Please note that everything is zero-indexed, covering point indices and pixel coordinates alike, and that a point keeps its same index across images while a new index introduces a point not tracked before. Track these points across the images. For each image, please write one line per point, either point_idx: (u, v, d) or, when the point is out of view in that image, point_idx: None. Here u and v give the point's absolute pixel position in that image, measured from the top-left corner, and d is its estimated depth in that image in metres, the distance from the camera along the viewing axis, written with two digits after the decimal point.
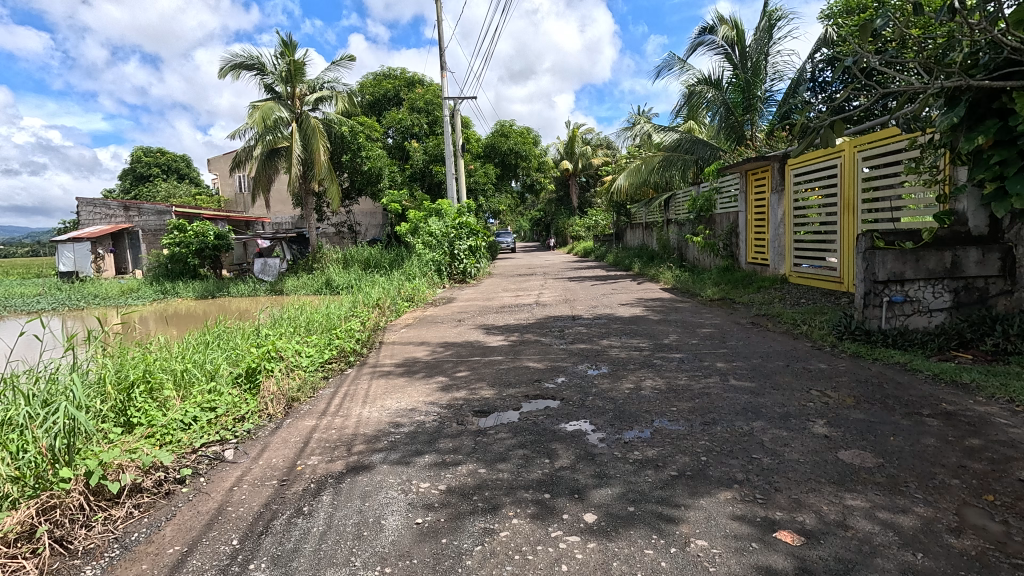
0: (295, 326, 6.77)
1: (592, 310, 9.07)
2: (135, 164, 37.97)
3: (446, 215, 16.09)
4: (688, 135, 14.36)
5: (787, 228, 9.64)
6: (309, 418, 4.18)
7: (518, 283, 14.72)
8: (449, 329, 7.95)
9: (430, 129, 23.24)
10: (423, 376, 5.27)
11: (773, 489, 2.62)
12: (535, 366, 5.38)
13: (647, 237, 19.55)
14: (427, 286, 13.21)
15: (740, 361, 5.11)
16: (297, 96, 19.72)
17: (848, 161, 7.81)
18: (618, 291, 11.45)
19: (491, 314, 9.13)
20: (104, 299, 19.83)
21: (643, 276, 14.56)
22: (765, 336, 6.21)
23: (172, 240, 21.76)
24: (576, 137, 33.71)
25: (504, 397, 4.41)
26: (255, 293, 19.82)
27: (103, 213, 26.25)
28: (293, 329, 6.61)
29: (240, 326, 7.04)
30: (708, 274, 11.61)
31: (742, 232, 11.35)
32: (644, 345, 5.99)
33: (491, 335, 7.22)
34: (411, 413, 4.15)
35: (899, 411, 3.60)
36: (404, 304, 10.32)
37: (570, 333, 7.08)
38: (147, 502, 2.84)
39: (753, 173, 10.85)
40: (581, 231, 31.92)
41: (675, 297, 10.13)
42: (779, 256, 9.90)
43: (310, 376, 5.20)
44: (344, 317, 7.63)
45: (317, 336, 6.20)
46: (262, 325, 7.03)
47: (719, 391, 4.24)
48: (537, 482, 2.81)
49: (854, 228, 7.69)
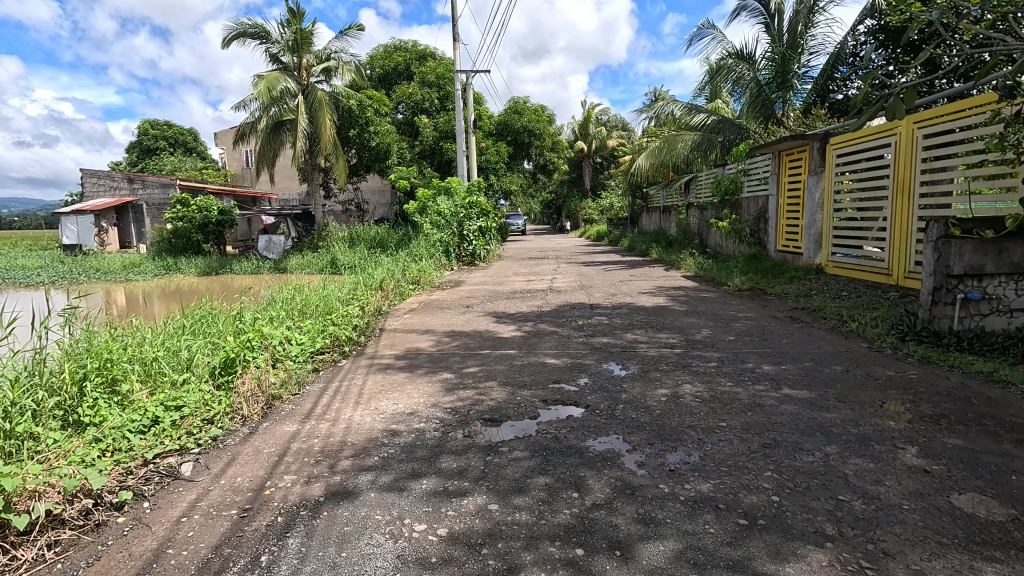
0: (285, 312, 6.13)
1: (611, 299, 8.39)
2: (142, 136, 37.55)
3: (455, 193, 15.42)
4: (715, 115, 13.57)
5: (826, 213, 8.84)
6: (290, 423, 3.54)
7: (530, 267, 14.02)
8: (456, 315, 7.33)
9: (442, 105, 22.49)
10: (425, 371, 4.63)
11: (882, 554, 1.97)
12: (553, 363, 4.72)
13: (666, 221, 18.77)
14: (434, 267, 12.63)
15: (789, 364, 4.45)
16: (304, 67, 19.13)
17: (904, 140, 7.02)
18: (636, 278, 10.74)
19: (501, 301, 8.47)
20: (105, 273, 19.42)
21: (662, 261, 13.83)
22: (811, 334, 5.52)
23: (176, 214, 21.29)
24: (591, 117, 32.72)
25: (518, 401, 3.77)
26: (258, 271, 19.34)
27: (107, 185, 25.83)
28: (284, 315, 5.99)
29: (228, 307, 6.48)
30: (733, 262, 10.85)
31: (772, 218, 10.54)
32: (676, 342, 5.34)
33: (502, 324, 6.55)
34: (410, 418, 3.53)
35: (1006, 438, 2.92)
36: (409, 287, 9.72)
37: (592, 323, 6.41)
38: (68, 539, 2.23)
39: (787, 153, 10.04)
40: (594, 215, 31.12)
41: (700, 286, 9.39)
42: (815, 245, 9.08)
43: (297, 370, 4.55)
44: (343, 300, 7.04)
45: (309, 321, 5.58)
46: (255, 308, 6.43)
47: (774, 403, 3.59)
48: (566, 530, 2.19)
49: (908, 214, 6.89)
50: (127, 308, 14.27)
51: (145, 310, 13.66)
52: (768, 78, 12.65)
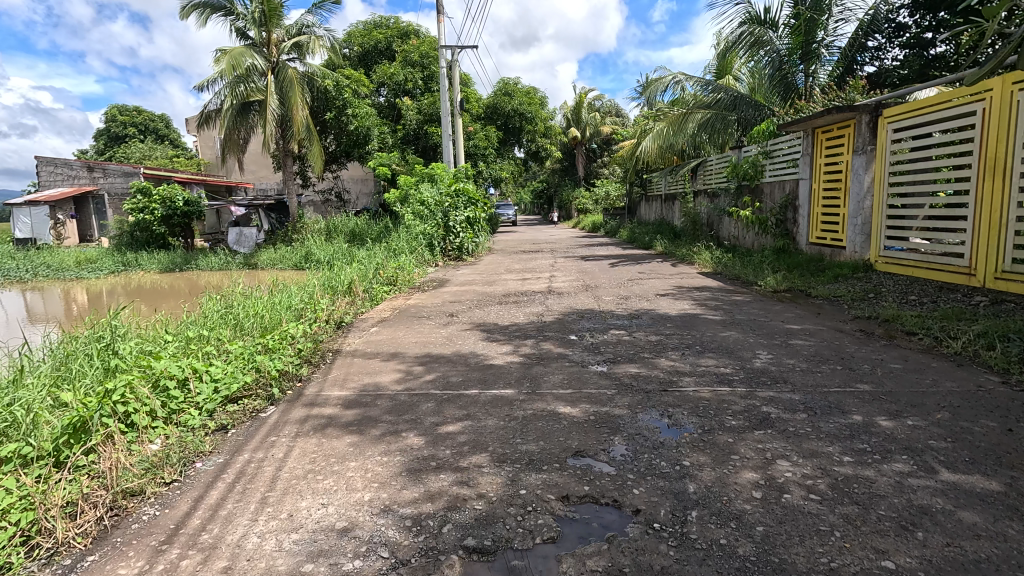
0: (203, 342, 4.58)
1: (624, 304, 6.96)
2: (110, 124, 35.42)
3: (440, 180, 13.89)
4: (731, 90, 12.06)
5: (877, 200, 7.46)
6: (134, 560, 2.06)
7: (524, 262, 12.60)
8: (436, 329, 5.86)
9: (426, 86, 20.84)
10: (384, 431, 3.17)
11: None
12: (569, 414, 3.29)
13: (669, 211, 17.33)
14: (415, 264, 11.12)
15: (914, 417, 3.05)
16: (273, 43, 17.50)
17: (995, 106, 5.68)
18: (646, 276, 9.32)
19: (493, 307, 7.00)
20: (56, 270, 17.69)
21: (671, 255, 12.44)
22: (908, 360, 4.12)
23: (135, 205, 19.51)
24: (584, 102, 31.18)
25: (521, 501, 2.33)
26: (226, 267, 17.73)
27: (64, 174, 23.88)
28: (199, 346, 4.43)
29: (133, 329, 4.94)
30: (758, 256, 9.47)
31: (804, 206, 9.15)
32: (733, 374, 3.92)
33: (494, 343, 5.09)
34: (341, 547, 2.08)
35: None
36: (382, 289, 8.21)
37: (610, 342, 4.99)
38: None
39: (823, 130, 8.63)
40: (589, 205, 29.77)
41: (725, 286, 7.98)
42: (864, 238, 7.68)
43: (189, 438, 3.04)
44: (289, 317, 5.51)
45: (228, 352, 4.04)
46: (168, 333, 4.87)
47: (943, 504, 2.19)
48: None
49: (1002, 200, 5.56)
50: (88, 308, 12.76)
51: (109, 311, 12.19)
52: (788, 50, 11.27)
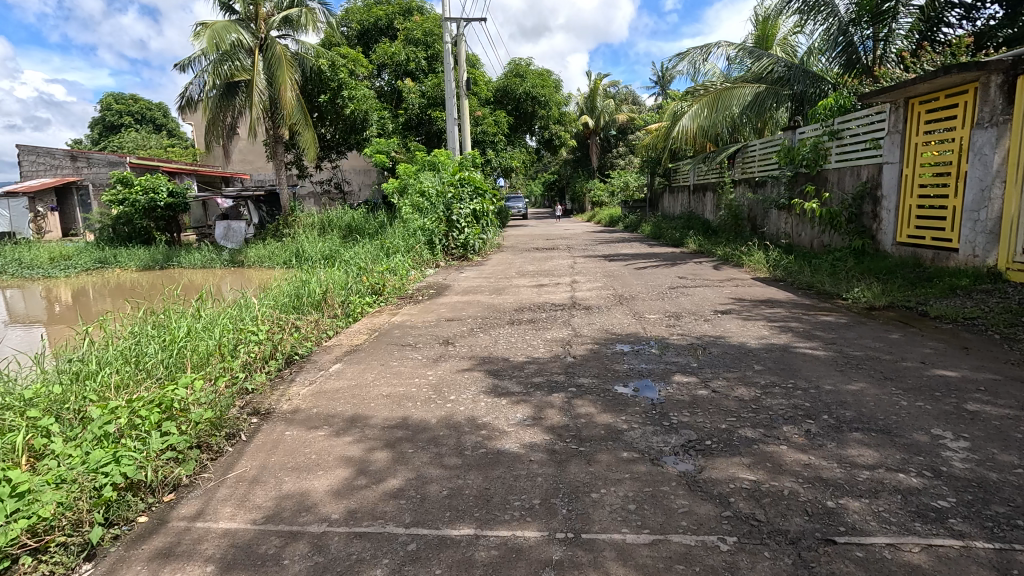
0: (47, 415, 2.90)
1: (679, 326, 5.20)
2: (105, 112, 33.89)
3: (443, 168, 12.18)
4: (786, 60, 10.42)
5: (1011, 187, 5.64)
6: None
7: (540, 262, 10.85)
8: (422, 368, 4.15)
9: (430, 67, 19.07)
10: None
11: None
12: None
13: (698, 203, 15.53)
14: (410, 265, 9.40)
15: None
16: (262, 17, 15.80)
17: None
18: (693, 283, 7.53)
19: (501, 330, 5.24)
20: (26, 266, 16.20)
21: (711, 254, 10.59)
22: None
23: (114, 195, 17.85)
24: (599, 89, 29.22)
25: None
26: (210, 264, 16.12)
27: (46, 163, 22.37)
28: (33, 421, 2.75)
29: None
30: (831, 259, 7.64)
31: (890, 197, 7.33)
32: (933, 493, 2.18)
33: (503, 401, 3.35)
34: None
35: None
36: (363, 301, 6.51)
37: (681, 404, 3.22)
38: None
39: (923, 99, 6.81)
40: (605, 197, 27.89)
41: (803, 300, 6.20)
42: (988, 237, 5.89)
43: None
44: (205, 358, 3.80)
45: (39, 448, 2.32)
46: (9, 394, 3.18)
47: None
48: None
49: None
50: (72, 306, 11.51)
51: (84, 311, 10.62)
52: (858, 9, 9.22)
